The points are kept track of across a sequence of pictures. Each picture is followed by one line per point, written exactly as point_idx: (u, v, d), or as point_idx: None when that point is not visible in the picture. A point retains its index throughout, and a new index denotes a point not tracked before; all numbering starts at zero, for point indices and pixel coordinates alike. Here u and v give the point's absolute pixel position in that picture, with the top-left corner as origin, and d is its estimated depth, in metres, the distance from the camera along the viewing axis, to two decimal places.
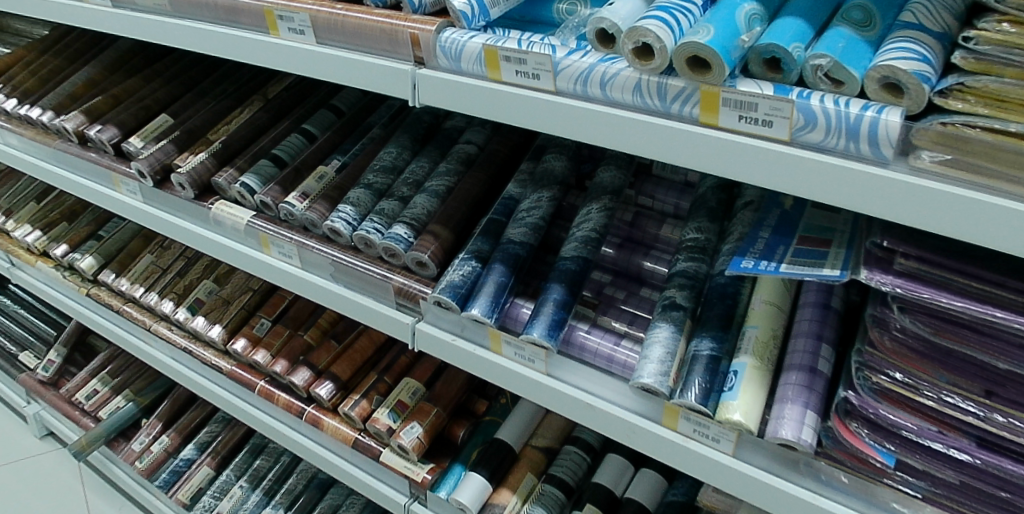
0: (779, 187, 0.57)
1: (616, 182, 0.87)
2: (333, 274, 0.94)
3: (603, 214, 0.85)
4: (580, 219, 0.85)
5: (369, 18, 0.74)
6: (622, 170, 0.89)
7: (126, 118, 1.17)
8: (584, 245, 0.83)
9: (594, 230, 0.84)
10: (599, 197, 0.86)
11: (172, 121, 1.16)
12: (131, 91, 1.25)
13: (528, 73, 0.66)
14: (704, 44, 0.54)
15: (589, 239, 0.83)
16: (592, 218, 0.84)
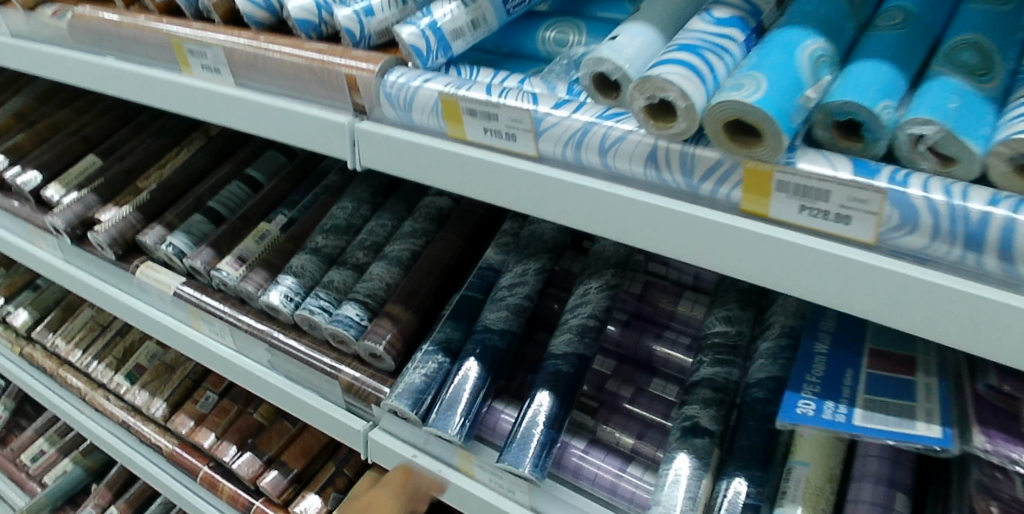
0: (856, 311, 0.39)
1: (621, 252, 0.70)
2: (273, 361, 0.77)
3: (604, 295, 0.68)
4: (574, 302, 0.68)
5: (298, 54, 0.57)
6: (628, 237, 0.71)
7: (49, 159, 0.99)
8: (581, 335, 0.66)
9: (592, 316, 0.66)
10: (599, 271, 0.69)
11: (101, 163, 0.99)
12: (62, 124, 1.08)
13: (500, 132, 0.49)
14: (750, 103, 0.37)
15: (585, 327, 0.66)
16: (590, 300, 0.67)
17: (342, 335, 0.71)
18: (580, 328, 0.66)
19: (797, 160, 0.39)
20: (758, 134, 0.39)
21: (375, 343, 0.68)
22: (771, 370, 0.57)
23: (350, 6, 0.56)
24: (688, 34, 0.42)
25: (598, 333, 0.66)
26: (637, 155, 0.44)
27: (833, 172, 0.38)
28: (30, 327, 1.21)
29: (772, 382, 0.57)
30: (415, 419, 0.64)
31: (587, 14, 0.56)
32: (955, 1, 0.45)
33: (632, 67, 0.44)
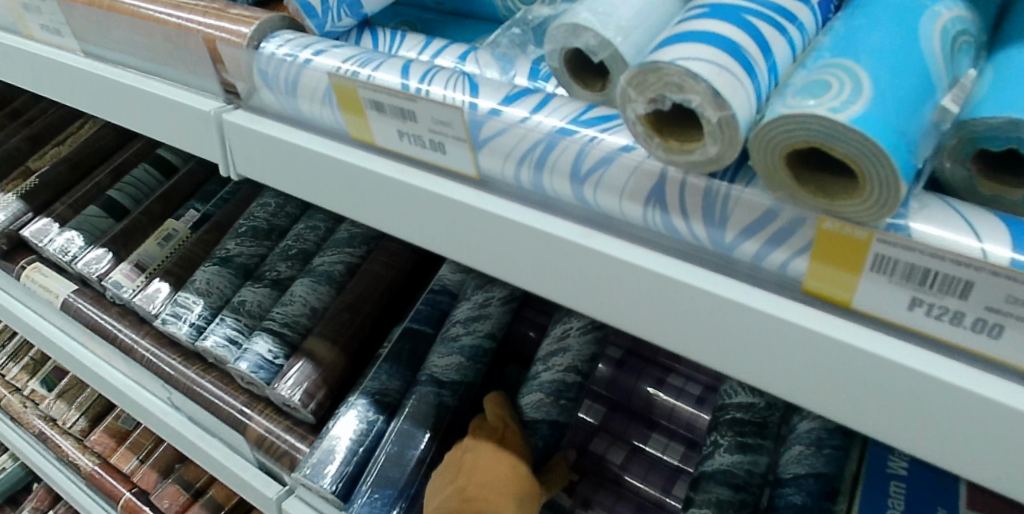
0: (992, 482, 0.23)
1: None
2: (174, 397, 0.61)
3: (591, 341, 0.52)
4: (546, 347, 0.52)
5: (147, 9, 0.39)
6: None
7: None
8: (557, 392, 0.50)
9: (573, 367, 0.51)
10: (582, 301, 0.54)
11: None
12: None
13: (421, 138, 0.32)
14: (841, 121, 0.20)
15: (567, 383, 0.50)
16: (573, 346, 0.51)
17: (251, 378, 0.55)
18: (558, 382, 0.50)
19: (908, 220, 0.23)
20: (850, 183, 0.22)
21: (289, 393, 0.52)
22: (811, 463, 0.42)
23: None
24: None
25: (579, 389, 0.51)
26: (632, 189, 0.27)
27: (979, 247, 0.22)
28: None
29: (812, 482, 0.41)
30: (334, 499, 0.49)
31: None
32: None
33: (626, 43, 0.27)
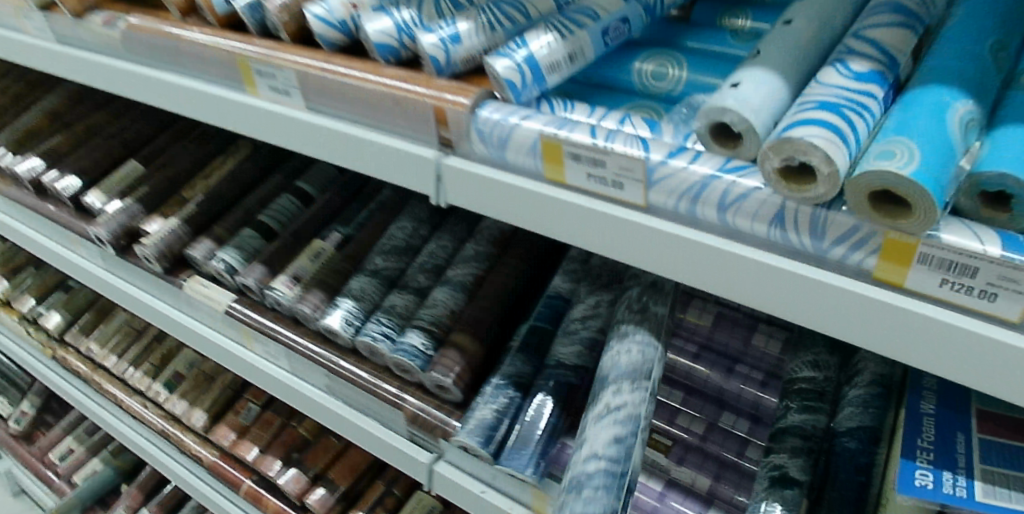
0: (993, 391, 0.39)
1: (641, 363, 0.58)
2: (330, 387, 0.75)
3: (612, 428, 0.55)
4: (581, 443, 0.56)
5: (381, 83, 0.54)
6: (647, 347, 0.59)
7: (88, 165, 0.93)
8: (580, 483, 0.53)
9: (597, 457, 0.54)
10: (610, 386, 0.58)
11: (142, 170, 0.93)
12: (97, 125, 1.03)
13: (606, 179, 0.47)
14: (904, 175, 0.35)
15: (590, 472, 0.53)
16: (596, 435, 0.55)
17: (406, 365, 0.69)
18: (585, 474, 0.53)
19: (939, 232, 0.37)
20: (906, 205, 0.37)
21: (442, 375, 0.66)
22: (862, 419, 0.57)
23: (433, 33, 0.52)
24: (821, 91, 0.41)
25: (611, 473, 0.53)
26: (761, 214, 0.43)
27: (981, 246, 0.36)
28: (63, 331, 1.13)
29: (862, 432, 0.57)
30: (485, 455, 0.62)
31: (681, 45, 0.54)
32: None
33: (758, 118, 0.42)
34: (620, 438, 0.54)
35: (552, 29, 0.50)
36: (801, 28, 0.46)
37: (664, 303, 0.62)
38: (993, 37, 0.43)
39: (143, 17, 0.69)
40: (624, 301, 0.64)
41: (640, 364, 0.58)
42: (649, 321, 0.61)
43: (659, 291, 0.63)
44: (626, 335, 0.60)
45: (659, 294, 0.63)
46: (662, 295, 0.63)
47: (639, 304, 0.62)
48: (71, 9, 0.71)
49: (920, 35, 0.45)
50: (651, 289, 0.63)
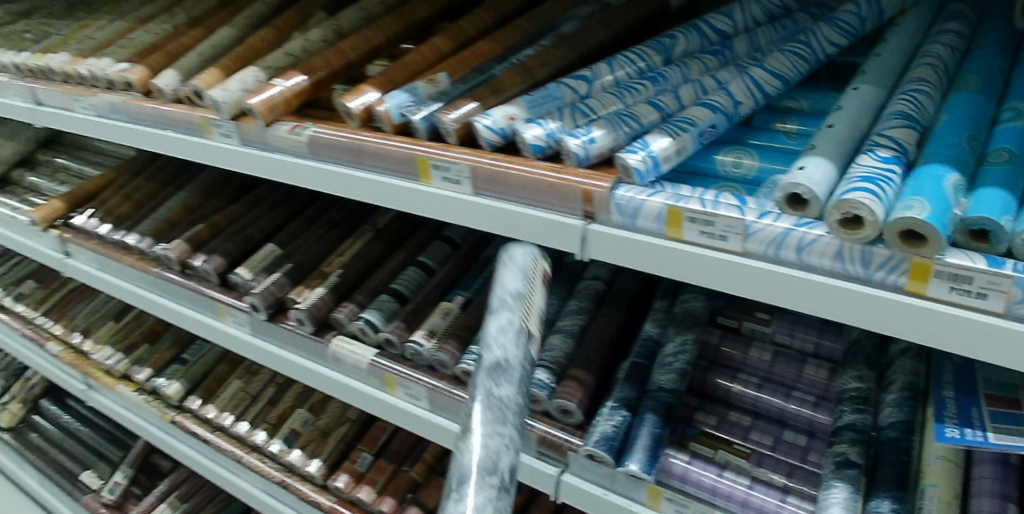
0: (991, 358, 0.60)
1: (491, 451, 0.54)
2: (467, 419, 0.92)
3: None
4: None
5: (537, 174, 0.75)
6: (493, 431, 0.55)
7: (229, 247, 1.06)
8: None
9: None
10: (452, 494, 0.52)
11: (280, 251, 1.06)
12: (233, 217, 1.12)
13: (714, 234, 0.68)
14: (920, 218, 0.57)
15: None
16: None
17: (535, 396, 0.85)
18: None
19: (945, 256, 0.59)
20: (923, 239, 0.58)
21: (568, 402, 0.82)
22: (898, 414, 0.77)
23: (576, 137, 0.74)
24: (861, 169, 0.63)
25: None
26: (826, 252, 0.64)
27: (973, 263, 0.58)
28: (181, 397, 1.26)
29: (901, 424, 0.76)
30: (608, 460, 0.78)
31: (748, 142, 0.79)
32: (991, 119, 0.71)
33: (819, 190, 0.64)
34: None
35: (667, 134, 0.73)
36: (839, 129, 0.70)
37: (511, 382, 0.59)
38: (968, 133, 0.67)
39: (325, 125, 0.87)
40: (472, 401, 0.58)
41: (481, 454, 0.54)
42: (490, 412, 0.56)
43: (500, 373, 0.59)
44: (473, 432, 0.55)
45: (502, 376, 0.58)
46: (510, 379, 0.59)
47: (488, 398, 0.57)
48: (264, 119, 0.88)
49: (920, 132, 0.69)
50: (490, 373, 0.59)
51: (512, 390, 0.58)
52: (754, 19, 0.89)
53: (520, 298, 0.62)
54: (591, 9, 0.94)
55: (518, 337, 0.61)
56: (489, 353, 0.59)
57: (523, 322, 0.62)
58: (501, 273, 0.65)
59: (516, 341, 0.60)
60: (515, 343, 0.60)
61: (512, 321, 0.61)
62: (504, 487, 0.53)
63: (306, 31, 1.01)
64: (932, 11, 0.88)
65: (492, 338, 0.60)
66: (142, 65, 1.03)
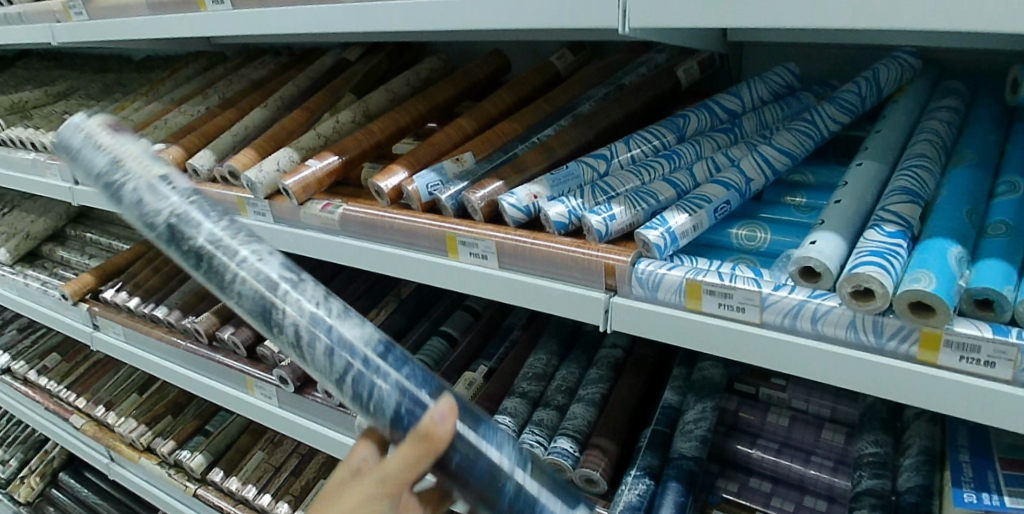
0: (1006, 425, 0.62)
1: (254, 280, 0.62)
2: None
3: (321, 347, 0.62)
4: (316, 375, 0.64)
5: (560, 249, 0.79)
6: (238, 263, 0.62)
7: None
8: (370, 402, 0.62)
9: (345, 375, 0.62)
10: (273, 323, 0.62)
11: None
12: None
13: (732, 305, 0.72)
14: (926, 289, 0.60)
15: (341, 367, 0.62)
16: (315, 358, 0.62)
17: (560, 465, 0.86)
18: (358, 393, 0.62)
19: (953, 325, 0.63)
20: (932, 308, 0.62)
21: (592, 471, 0.83)
22: (917, 478, 0.78)
23: (598, 214, 0.78)
24: (870, 244, 0.67)
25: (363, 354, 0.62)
26: (840, 322, 0.67)
27: (980, 332, 0.62)
28: (204, 469, 1.27)
29: (919, 488, 0.77)
30: None
31: (759, 215, 0.84)
32: (988, 193, 0.77)
33: (830, 262, 0.67)
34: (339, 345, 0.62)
35: (684, 210, 0.77)
36: (846, 204, 0.75)
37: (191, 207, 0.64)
38: (966, 208, 0.72)
39: (355, 203, 0.92)
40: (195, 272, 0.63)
41: (258, 294, 0.62)
42: (226, 249, 0.62)
43: (192, 219, 0.63)
44: (230, 287, 0.62)
45: (187, 221, 0.63)
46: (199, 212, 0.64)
47: (202, 257, 0.62)
48: (298, 198, 0.93)
49: (923, 206, 0.74)
50: (182, 230, 0.63)
51: (206, 219, 0.64)
52: (760, 97, 0.96)
53: (115, 163, 0.66)
54: (607, 90, 1.00)
55: (160, 183, 0.65)
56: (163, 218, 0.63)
57: (146, 178, 0.65)
58: (88, 159, 0.68)
59: (154, 191, 0.64)
60: (166, 188, 0.64)
61: (139, 182, 0.64)
62: (299, 282, 0.63)
63: (337, 112, 1.07)
64: (927, 88, 0.95)
65: (141, 217, 0.63)
66: (177, 145, 1.09)
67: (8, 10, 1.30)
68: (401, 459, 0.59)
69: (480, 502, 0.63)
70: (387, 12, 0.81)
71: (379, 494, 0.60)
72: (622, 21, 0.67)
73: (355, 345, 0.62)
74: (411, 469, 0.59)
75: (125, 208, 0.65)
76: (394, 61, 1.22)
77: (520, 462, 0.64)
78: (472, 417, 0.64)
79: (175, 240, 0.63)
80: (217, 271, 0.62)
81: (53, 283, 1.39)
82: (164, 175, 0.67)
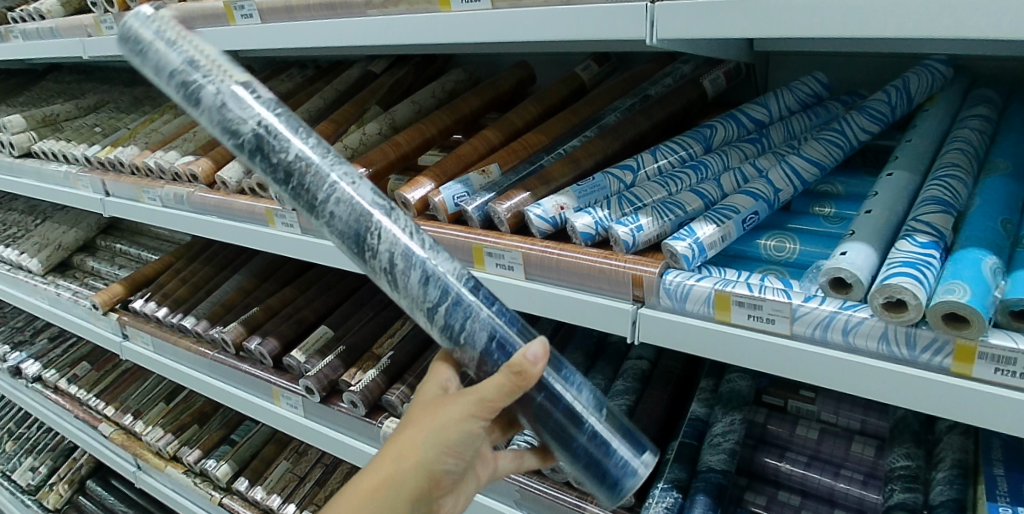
0: None
1: (352, 205, 0.61)
2: (518, 500, 0.93)
3: (411, 275, 0.62)
4: (404, 303, 0.64)
5: (588, 261, 0.79)
6: (336, 185, 0.61)
7: (284, 329, 1.11)
8: (455, 338, 0.64)
9: (435, 309, 0.63)
10: (370, 241, 0.62)
11: (331, 332, 1.10)
12: (287, 300, 1.18)
13: (762, 317, 0.72)
14: (960, 300, 0.60)
15: (430, 295, 0.62)
16: (408, 287, 0.62)
17: None
18: (446, 324, 0.63)
19: (988, 337, 0.62)
20: (966, 320, 0.61)
21: None
22: (950, 492, 0.76)
23: (625, 225, 0.78)
24: (901, 255, 0.66)
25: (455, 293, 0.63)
26: (872, 334, 0.66)
27: (1016, 344, 0.61)
28: (229, 478, 1.28)
29: (953, 502, 0.75)
30: None
31: (788, 226, 0.83)
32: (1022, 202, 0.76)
33: (861, 274, 0.67)
34: (431, 280, 0.62)
35: (712, 221, 0.77)
36: (877, 214, 0.74)
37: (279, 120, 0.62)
38: (1000, 217, 0.71)
39: None
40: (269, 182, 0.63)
41: (355, 219, 0.62)
42: (316, 172, 0.62)
43: (276, 134, 0.61)
44: (324, 210, 0.62)
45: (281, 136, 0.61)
46: (284, 131, 0.61)
47: (282, 169, 0.61)
48: None
49: (955, 216, 0.73)
50: (270, 146, 0.61)
51: (296, 134, 0.62)
52: (787, 107, 0.96)
53: (192, 64, 0.61)
54: (632, 101, 1.00)
55: (243, 93, 0.61)
56: (234, 130, 0.61)
57: (231, 82, 0.61)
58: (156, 53, 0.61)
59: (240, 99, 0.61)
60: (248, 99, 0.61)
61: (222, 87, 0.61)
62: (392, 212, 0.63)
63: (363, 125, 1.08)
64: (958, 97, 0.94)
65: (221, 126, 0.61)
66: (206, 157, 1.11)
67: (41, 25, 1.33)
68: (491, 384, 0.59)
69: (553, 435, 0.65)
70: (414, 25, 0.82)
71: (472, 414, 0.60)
72: (649, 32, 0.67)
73: (450, 281, 0.63)
74: (500, 398, 0.59)
75: (203, 110, 0.61)
76: (420, 75, 1.23)
77: (596, 406, 0.66)
78: (554, 361, 0.66)
79: (250, 155, 0.61)
80: (308, 192, 0.62)
81: (84, 293, 1.41)
82: (245, 82, 0.62)
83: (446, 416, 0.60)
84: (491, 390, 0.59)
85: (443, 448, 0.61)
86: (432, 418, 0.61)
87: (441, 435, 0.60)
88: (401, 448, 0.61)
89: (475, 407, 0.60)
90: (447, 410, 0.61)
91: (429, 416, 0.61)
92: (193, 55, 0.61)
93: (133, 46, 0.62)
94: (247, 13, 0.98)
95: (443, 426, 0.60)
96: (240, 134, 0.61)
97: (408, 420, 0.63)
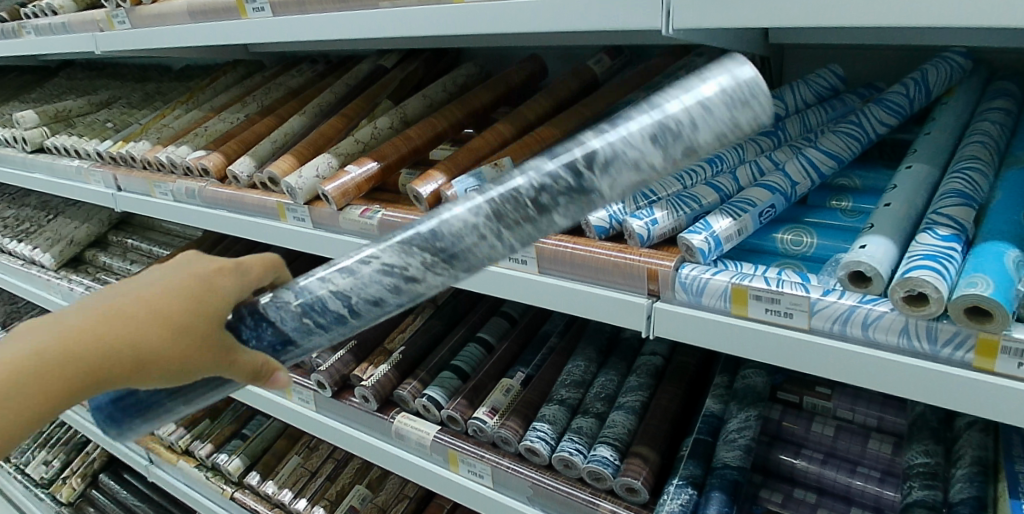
0: None
1: (475, 260, 0.56)
2: (531, 496, 0.92)
3: (383, 289, 0.57)
4: (366, 257, 0.57)
5: (600, 254, 0.79)
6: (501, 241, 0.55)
7: None
8: (309, 296, 0.58)
9: (342, 294, 0.58)
10: (442, 264, 0.56)
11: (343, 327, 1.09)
12: None
13: (780, 310, 0.71)
14: (985, 294, 0.58)
15: (367, 296, 0.57)
16: (381, 277, 0.57)
17: (600, 473, 0.85)
18: (327, 304, 0.58)
19: (1014, 332, 0.60)
20: (989, 314, 0.60)
21: (633, 480, 0.82)
22: (970, 490, 0.74)
23: (640, 219, 0.78)
24: (922, 248, 0.65)
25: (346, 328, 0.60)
26: (892, 328, 0.65)
27: None
28: (241, 472, 1.29)
29: (973, 500, 0.73)
30: None
31: (804, 220, 0.83)
32: None
33: (881, 267, 0.65)
34: (365, 304, 0.58)
35: (728, 214, 0.76)
36: (896, 207, 0.73)
37: (599, 206, 0.55)
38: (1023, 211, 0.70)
39: (394, 209, 0.91)
40: (552, 161, 0.54)
41: (464, 252, 0.55)
42: (518, 211, 0.54)
43: (582, 199, 0.54)
44: (497, 216, 0.54)
45: (564, 213, 0.54)
46: (579, 208, 0.54)
47: (548, 195, 0.54)
48: (337, 204, 0.93)
49: (977, 209, 0.72)
50: (560, 198, 0.54)
51: (562, 215, 0.55)
52: (804, 100, 0.95)
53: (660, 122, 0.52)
54: (645, 95, 1.00)
55: (632, 183, 0.54)
56: (615, 151, 0.53)
57: (642, 163, 0.53)
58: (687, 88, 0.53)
59: (615, 170, 0.53)
60: (622, 186, 0.54)
61: (632, 156, 0.53)
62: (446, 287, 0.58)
63: (374, 119, 1.08)
64: (977, 90, 0.92)
65: (606, 158, 0.53)
66: (217, 152, 1.11)
67: (53, 21, 1.33)
68: (249, 360, 0.58)
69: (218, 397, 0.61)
70: (428, 19, 0.81)
71: (216, 365, 0.57)
72: (665, 24, 0.66)
73: (367, 321, 0.59)
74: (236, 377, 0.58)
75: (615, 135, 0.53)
76: (431, 68, 1.23)
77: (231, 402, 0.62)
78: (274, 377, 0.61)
79: (577, 162, 0.53)
80: (515, 208, 0.54)
81: (96, 288, 1.42)
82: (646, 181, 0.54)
83: (196, 347, 0.56)
84: (234, 370, 0.58)
85: (164, 368, 0.56)
86: (187, 339, 0.55)
87: (182, 358, 0.55)
88: (136, 340, 0.55)
89: (222, 361, 0.57)
90: (205, 346, 0.56)
91: (192, 342, 0.55)
92: (691, 150, 0.53)
93: (753, 98, 0.53)
94: (259, 7, 0.98)
95: (189, 354, 0.56)
96: (602, 160, 0.53)
97: (176, 302, 0.56)
